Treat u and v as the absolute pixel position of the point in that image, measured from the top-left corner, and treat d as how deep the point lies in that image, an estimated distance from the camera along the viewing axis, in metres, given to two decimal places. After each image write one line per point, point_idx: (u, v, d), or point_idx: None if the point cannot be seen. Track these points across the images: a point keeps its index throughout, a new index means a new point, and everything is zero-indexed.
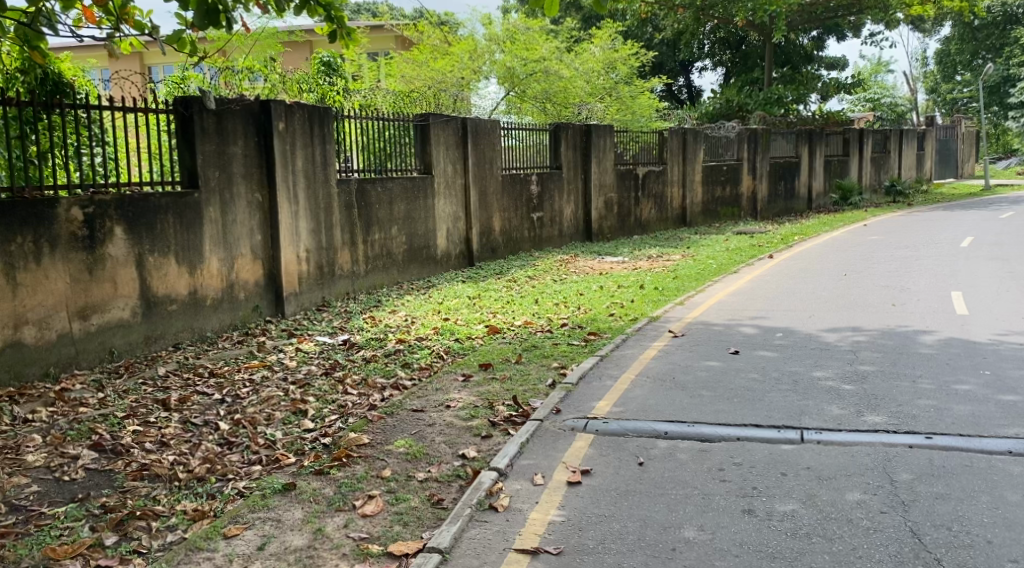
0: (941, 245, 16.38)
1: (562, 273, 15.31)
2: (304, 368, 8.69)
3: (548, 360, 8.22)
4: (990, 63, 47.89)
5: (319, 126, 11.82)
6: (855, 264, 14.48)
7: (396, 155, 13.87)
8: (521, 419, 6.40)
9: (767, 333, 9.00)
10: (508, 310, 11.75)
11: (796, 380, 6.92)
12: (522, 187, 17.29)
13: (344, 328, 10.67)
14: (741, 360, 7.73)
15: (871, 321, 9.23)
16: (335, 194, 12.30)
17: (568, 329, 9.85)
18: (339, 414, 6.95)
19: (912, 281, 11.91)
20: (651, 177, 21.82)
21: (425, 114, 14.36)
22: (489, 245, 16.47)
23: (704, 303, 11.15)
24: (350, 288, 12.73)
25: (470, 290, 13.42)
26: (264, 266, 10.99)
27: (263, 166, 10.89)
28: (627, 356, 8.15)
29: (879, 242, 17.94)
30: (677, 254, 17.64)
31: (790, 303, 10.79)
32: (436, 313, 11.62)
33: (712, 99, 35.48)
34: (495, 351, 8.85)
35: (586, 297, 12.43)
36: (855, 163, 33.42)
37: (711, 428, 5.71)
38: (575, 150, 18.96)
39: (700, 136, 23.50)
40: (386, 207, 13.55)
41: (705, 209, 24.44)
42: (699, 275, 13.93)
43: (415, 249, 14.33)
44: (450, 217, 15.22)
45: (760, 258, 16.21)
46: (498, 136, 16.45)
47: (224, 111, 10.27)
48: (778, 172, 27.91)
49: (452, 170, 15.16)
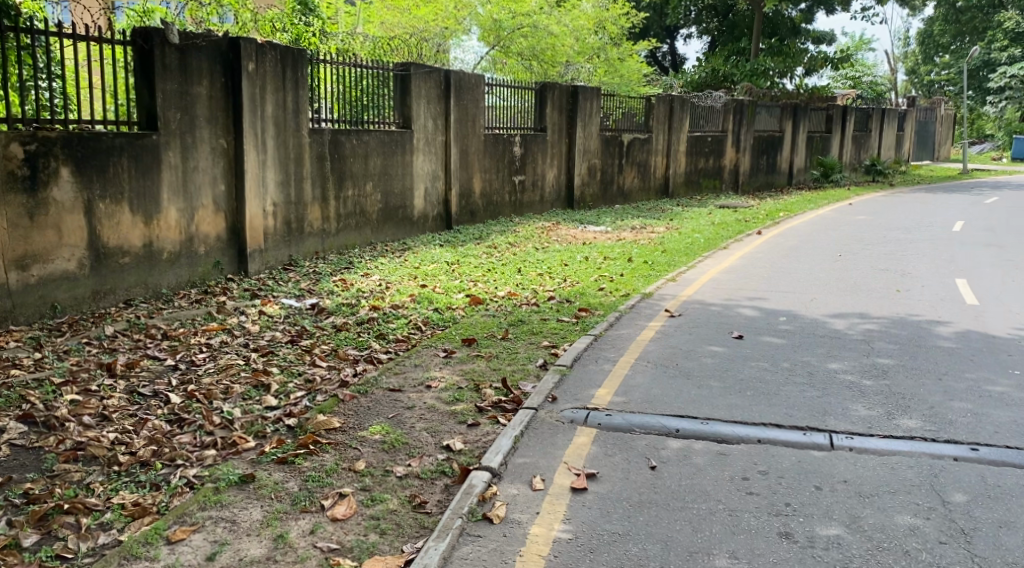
0: (933, 228, 15.92)
1: (544, 241, 14.62)
2: (268, 335, 7.95)
3: (537, 339, 7.54)
4: (972, 46, 47.55)
5: (292, 71, 10.92)
6: (849, 244, 13.94)
7: (373, 107, 13.03)
8: (511, 406, 5.76)
9: (769, 316, 8.39)
10: (489, 279, 11.06)
11: (812, 372, 6.31)
12: (504, 148, 16.48)
13: (312, 291, 9.88)
14: (748, 347, 7.11)
15: (879, 309, 8.65)
16: (307, 145, 11.43)
17: (556, 303, 9.18)
18: (306, 391, 6.25)
19: (913, 266, 11.38)
20: (636, 145, 21.11)
21: (406, 64, 13.50)
22: (468, 208, 15.70)
23: (698, 280, 10.53)
24: (319, 247, 11.91)
25: (448, 255, 12.67)
26: (227, 219, 10.14)
27: (230, 109, 10.00)
28: (623, 337, 7.51)
29: (868, 222, 17.45)
30: (661, 226, 17.04)
31: (788, 285, 10.22)
32: (412, 279, 10.89)
33: (696, 68, 34.75)
34: (479, 325, 8.16)
35: (572, 269, 11.76)
36: (837, 141, 32.98)
37: (728, 427, 5.07)
38: (560, 112, 18.18)
39: (686, 104, 22.80)
40: (362, 161, 12.71)
41: (687, 180, 23.80)
42: (689, 249, 13.29)
43: (390, 208, 13.52)
44: (428, 175, 14.42)
45: (749, 234, 15.65)
46: (483, 92, 15.61)
47: (188, 46, 9.36)
48: (761, 145, 27.31)
49: (433, 126, 14.33)
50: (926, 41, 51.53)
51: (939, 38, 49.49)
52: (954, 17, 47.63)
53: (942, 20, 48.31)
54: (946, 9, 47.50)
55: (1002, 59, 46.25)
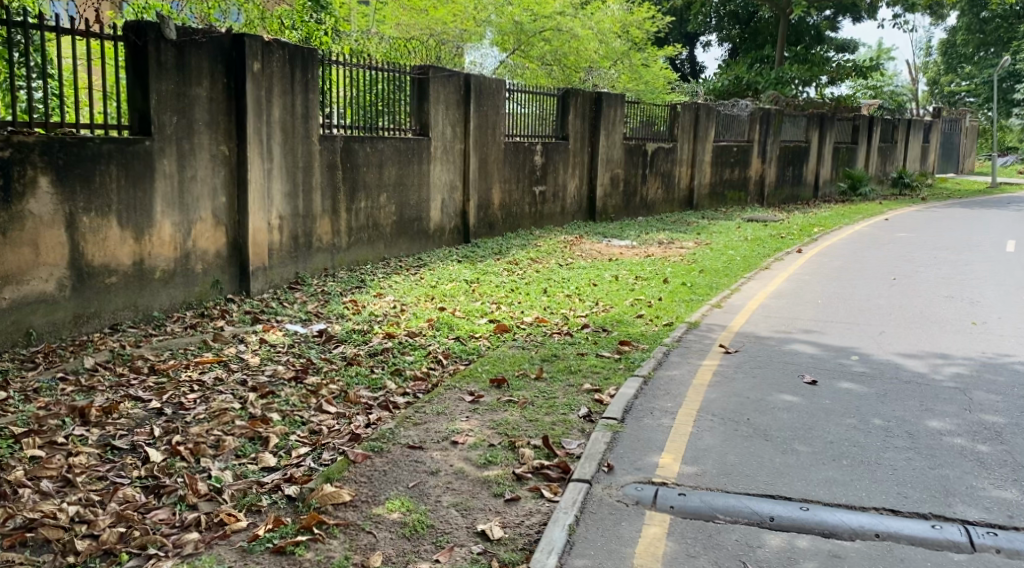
0: (984, 249, 14.96)
1: (568, 257, 13.66)
2: (269, 369, 6.98)
3: (576, 381, 6.56)
4: (998, 57, 46.42)
5: (301, 72, 10.00)
6: (899, 266, 12.93)
7: (389, 112, 12.12)
8: (557, 475, 4.78)
9: (836, 355, 7.42)
10: (514, 301, 10.10)
11: (912, 434, 5.42)
12: (525, 157, 15.54)
13: (320, 314, 8.91)
14: (823, 400, 6.11)
15: (959, 349, 7.68)
16: (317, 152, 10.49)
17: (591, 334, 8.20)
18: (311, 446, 5.27)
19: (979, 296, 10.40)
20: (660, 154, 20.10)
21: (424, 66, 12.59)
22: (487, 220, 14.74)
23: (745, 307, 9.55)
24: (328, 263, 10.95)
25: (469, 273, 11.71)
26: (228, 234, 9.18)
27: (233, 113, 9.06)
28: (677, 382, 6.51)
29: (909, 239, 16.47)
30: (690, 241, 16.05)
31: (847, 314, 9.24)
32: (430, 300, 9.94)
33: (718, 75, 33.68)
34: (507, 360, 7.17)
35: (603, 290, 10.77)
36: (863, 152, 31.92)
37: (835, 515, 4.16)
38: (584, 119, 17.21)
39: (713, 112, 21.81)
40: (376, 170, 11.78)
41: (712, 192, 22.78)
42: (727, 269, 12.30)
43: (405, 221, 12.57)
44: (446, 185, 13.47)
45: (788, 252, 14.65)
46: (504, 98, 14.68)
47: (186, 43, 8.43)
48: (787, 156, 26.27)
49: (451, 133, 13.39)
50: (948, 51, 50.42)
51: (962, 48, 48.40)
52: (978, 28, 46.55)
53: (966, 30, 47.23)
54: (970, 18, 46.50)
55: None
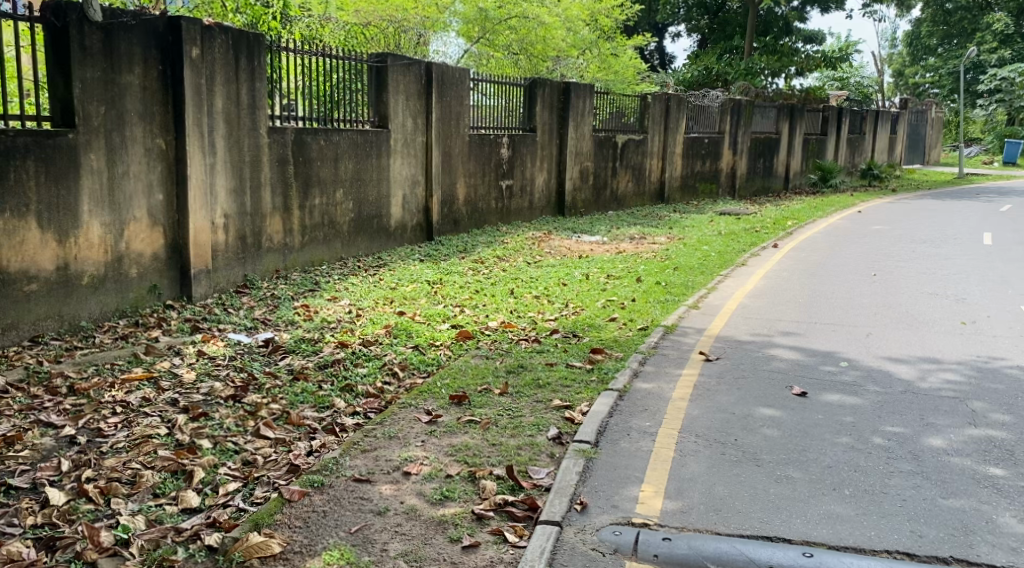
0: (962, 241, 14.62)
1: (536, 254, 13.06)
2: (205, 386, 6.28)
3: (545, 396, 5.94)
4: (963, 48, 46.52)
5: (246, 60, 9.28)
6: (878, 261, 12.49)
7: (346, 103, 11.43)
8: (524, 514, 4.18)
9: (824, 361, 6.90)
10: (479, 303, 9.48)
11: (917, 455, 4.89)
12: (491, 150, 14.90)
13: (267, 321, 8.22)
14: (815, 415, 5.55)
15: (953, 353, 7.20)
16: (266, 146, 9.78)
17: (561, 341, 7.60)
18: (242, 481, 4.61)
19: (965, 294, 10.00)
20: (630, 146, 19.54)
21: (382, 54, 11.92)
22: (451, 216, 14.08)
23: (723, 308, 9.01)
24: (280, 265, 10.24)
25: (432, 273, 11.05)
26: (166, 235, 8.44)
27: (169, 103, 8.33)
28: (655, 396, 5.91)
29: (885, 232, 16.11)
30: (662, 236, 15.52)
31: (831, 315, 8.73)
32: (389, 304, 9.30)
33: (687, 66, 33.19)
34: (469, 373, 6.53)
35: (573, 291, 10.17)
36: (832, 143, 31.63)
37: (842, 561, 3.68)
38: (551, 111, 16.59)
39: (683, 103, 21.28)
40: (331, 164, 11.08)
41: (683, 184, 22.28)
42: (702, 266, 11.76)
43: (363, 218, 11.88)
44: (407, 180, 12.80)
45: (764, 247, 14.15)
46: (468, 88, 14.03)
47: (115, 26, 7.68)
48: (758, 148, 25.86)
49: (412, 125, 12.72)
50: (913, 43, 50.42)
51: (926, 40, 48.45)
52: (942, 19, 46.63)
53: (931, 21, 47.26)
54: (935, 9, 46.62)
55: (991, 61, 45.49)
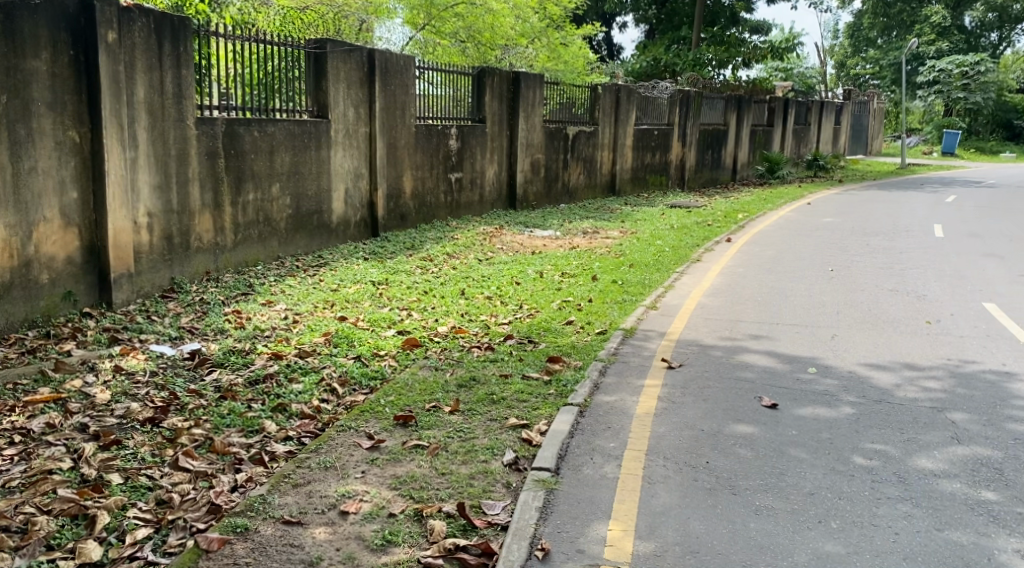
0: (914, 234, 14.51)
1: (487, 250, 12.56)
2: (119, 406, 5.65)
3: (499, 414, 5.45)
4: (903, 40, 47.12)
5: (170, 45, 8.57)
6: (836, 255, 12.25)
7: (282, 92, 10.80)
8: (477, 563, 3.71)
9: (793, 367, 6.53)
10: (427, 305, 8.94)
11: (903, 477, 4.53)
12: (438, 141, 14.32)
13: (195, 330, 7.58)
14: (789, 430, 5.16)
15: (924, 356, 6.90)
16: (194, 138, 9.08)
17: (516, 348, 7.10)
18: (154, 527, 4.03)
19: (926, 290, 9.77)
20: (581, 138, 19.09)
21: (321, 40, 11.27)
22: (397, 210, 13.48)
23: (684, 309, 8.61)
24: (211, 266, 9.57)
25: (376, 273, 10.48)
26: (82, 236, 7.72)
27: (83, 92, 7.61)
28: (618, 411, 5.46)
29: (836, 225, 15.95)
30: (615, 230, 15.13)
31: (796, 314, 8.39)
32: (331, 308, 8.72)
33: (635, 56, 32.86)
34: (416, 388, 6.00)
35: (527, 291, 9.69)
36: (779, 135, 31.66)
37: None
38: (501, 101, 16.05)
39: (633, 94, 20.92)
40: (266, 157, 10.41)
41: (634, 177, 21.94)
42: (657, 263, 11.37)
43: (302, 214, 11.23)
44: (349, 173, 12.17)
45: (718, 242, 13.85)
46: (413, 76, 13.42)
47: (17, 6, 6.94)
48: (706, 139, 25.66)
49: (354, 115, 12.09)
50: (855, 35, 51.03)
51: (868, 31, 49.00)
52: (883, 11, 47.19)
53: (872, 12, 47.97)
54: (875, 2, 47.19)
55: (929, 53, 46.25)
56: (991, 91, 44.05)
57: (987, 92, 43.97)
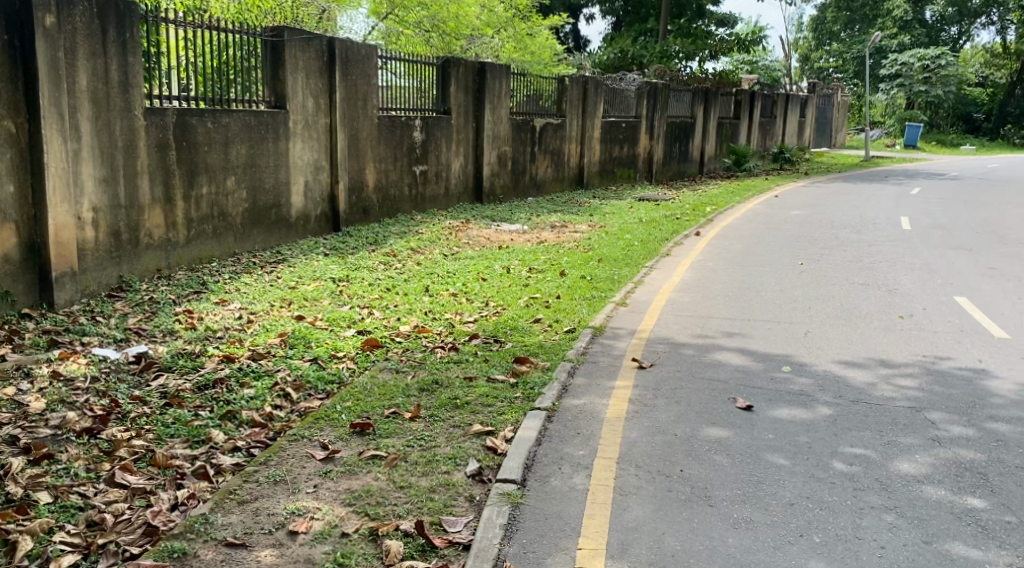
0: (882, 226, 14.44)
1: (452, 244, 12.25)
2: (55, 416, 5.27)
3: (462, 420, 5.16)
4: (866, 34, 47.46)
5: (114, 30, 8.16)
6: (806, 248, 12.11)
7: (240, 81, 10.44)
8: None
9: (767, 366, 6.31)
10: (390, 303, 8.62)
11: (886, 483, 4.32)
12: (402, 133, 13.97)
13: (143, 331, 7.20)
14: (766, 434, 4.93)
15: (900, 352, 6.72)
16: (143, 129, 8.67)
17: (481, 348, 6.82)
18: (83, 552, 3.70)
19: (898, 283, 9.63)
20: (548, 130, 18.82)
21: (278, 28, 10.89)
22: (360, 204, 13.11)
23: (654, 305, 8.38)
24: (162, 263, 9.16)
25: (337, 269, 10.12)
26: (20, 233, 7.30)
27: (19, 79, 7.19)
28: (587, 415, 5.20)
29: (804, 218, 15.84)
30: (583, 224, 14.89)
31: (769, 309, 8.19)
32: (288, 306, 8.37)
33: (602, 48, 32.65)
34: (375, 393, 5.69)
35: (494, 287, 9.40)
36: (745, 127, 31.65)
37: None
38: (466, 92, 15.73)
39: (601, 86, 20.69)
40: (221, 149, 10.01)
41: (602, 170, 21.74)
42: (626, 257, 11.14)
43: (259, 209, 10.84)
44: (309, 166, 11.79)
45: (687, 235, 13.67)
46: (375, 66, 13.05)
47: None
48: (674, 132, 25.51)
49: (314, 105, 11.71)
50: (819, 28, 51.30)
51: (832, 25, 49.30)
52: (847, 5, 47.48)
53: (835, 6, 48.38)
54: None
55: (891, 46, 46.64)
56: (952, 84, 44.52)
57: (948, 85, 44.43)
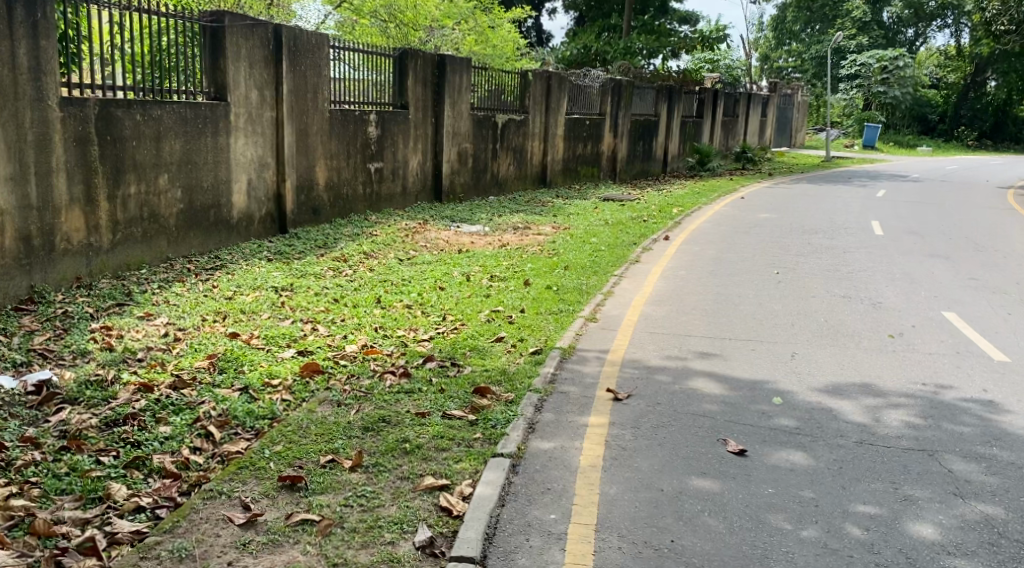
0: (855, 231, 13.90)
1: (407, 247, 11.43)
2: None
3: (412, 470, 4.41)
4: (826, 34, 47.43)
5: (23, 11, 7.43)
6: (782, 255, 11.50)
7: (179, 70, 9.63)
8: None
9: (758, 393, 5.64)
10: (335, 317, 7.80)
11: (912, 554, 3.67)
12: (356, 128, 13.13)
13: (49, 353, 6.35)
14: (765, 487, 4.23)
15: (898, 375, 6.08)
16: (59, 121, 7.90)
17: (437, 375, 6.05)
18: None
19: (884, 293, 9.02)
20: (510, 127, 18.07)
21: (218, 12, 10.03)
22: (309, 204, 12.24)
23: (627, 321, 7.69)
24: (83, 271, 8.30)
25: (280, 276, 9.26)
26: None
27: None
28: (558, 463, 4.48)
29: (773, 221, 15.30)
30: (545, 225, 14.16)
31: (751, 324, 7.53)
32: (222, 322, 7.53)
33: (565, 44, 32.00)
34: (310, 434, 4.90)
35: (451, 297, 8.63)
36: (708, 126, 31.18)
37: None
38: (425, 86, 14.90)
39: (564, 82, 19.99)
40: (151, 144, 9.11)
41: (565, 168, 21.04)
42: (594, 264, 10.45)
43: (196, 210, 9.94)
44: (253, 163, 10.90)
45: (655, 240, 13.02)
46: (326, 55, 12.18)
47: None
48: (638, 130, 24.91)
49: (258, 97, 10.83)
50: (779, 27, 51.20)
51: (791, 25, 49.29)
52: None
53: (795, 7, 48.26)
54: None
55: (851, 47, 46.63)
56: (909, 85, 44.63)
57: (905, 86, 44.53)
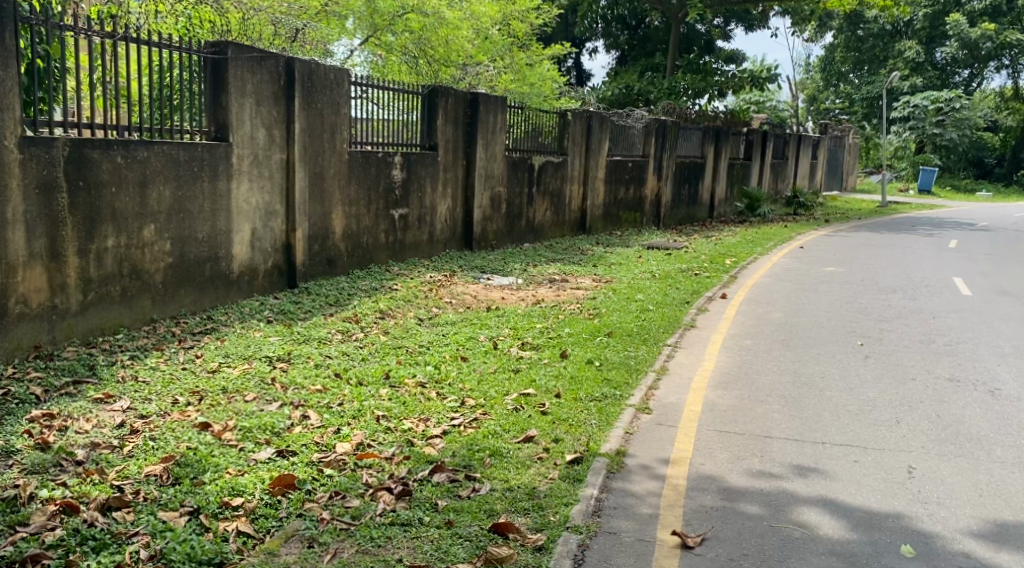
0: (937, 291, 12.26)
1: (430, 305, 10.10)
2: None
3: None
4: (877, 75, 45.75)
5: None
6: (861, 320, 9.94)
7: (179, 107, 8.55)
8: None
9: (877, 538, 4.22)
10: (332, 399, 6.43)
11: None
12: (378, 170, 11.91)
13: None
14: None
15: None
16: (18, 164, 6.78)
17: (446, 495, 4.65)
18: None
19: (1000, 373, 7.44)
20: (548, 169, 16.78)
21: (220, 43, 8.88)
22: (324, 254, 10.99)
23: (687, 411, 6.23)
24: (43, 339, 7.11)
25: (278, 342, 7.96)
26: None
27: None
28: None
29: (840, 276, 13.73)
30: (586, 278, 12.77)
31: (845, 419, 6.03)
32: (192, 406, 6.20)
33: (606, 84, 30.84)
34: None
35: (473, 373, 7.25)
36: (757, 169, 29.67)
37: None
38: (455, 126, 13.68)
39: (607, 122, 18.70)
40: (136, 191, 7.95)
41: (606, 213, 19.69)
42: (643, 329, 9.01)
43: (189, 264, 8.73)
44: (258, 209, 9.68)
45: (710, 298, 11.55)
46: (346, 92, 11.00)
47: None
48: (682, 173, 23.52)
49: (266, 136, 9.64)
50: (826, 68, 49.55)
51: (840, 65, 47.70)
52: (855, 45, 46.14)
53: (843, 47, 46.67)
54: (848, 35, 45.79)
55: (903, 88, 44.85)
56: (967, 128, 42.59)
57: (962, 129, 42.54)
